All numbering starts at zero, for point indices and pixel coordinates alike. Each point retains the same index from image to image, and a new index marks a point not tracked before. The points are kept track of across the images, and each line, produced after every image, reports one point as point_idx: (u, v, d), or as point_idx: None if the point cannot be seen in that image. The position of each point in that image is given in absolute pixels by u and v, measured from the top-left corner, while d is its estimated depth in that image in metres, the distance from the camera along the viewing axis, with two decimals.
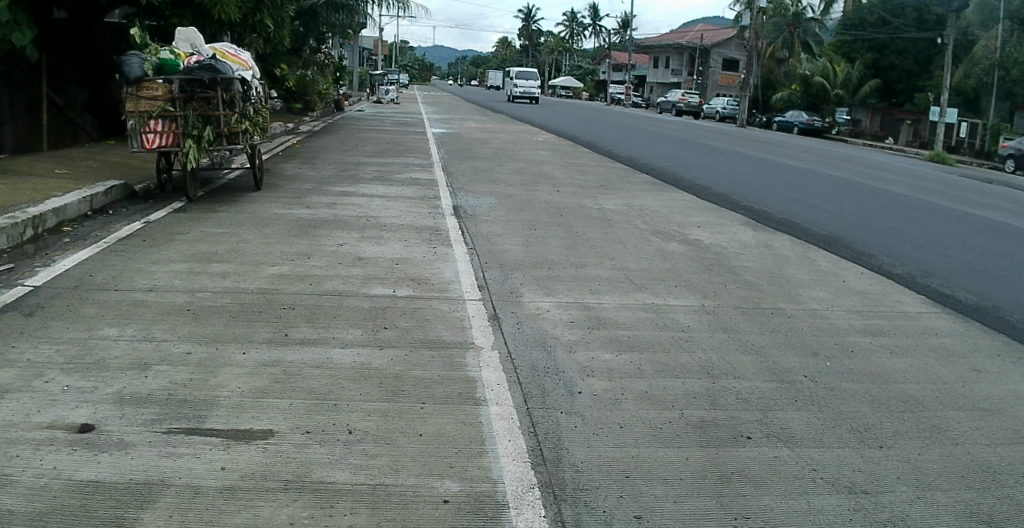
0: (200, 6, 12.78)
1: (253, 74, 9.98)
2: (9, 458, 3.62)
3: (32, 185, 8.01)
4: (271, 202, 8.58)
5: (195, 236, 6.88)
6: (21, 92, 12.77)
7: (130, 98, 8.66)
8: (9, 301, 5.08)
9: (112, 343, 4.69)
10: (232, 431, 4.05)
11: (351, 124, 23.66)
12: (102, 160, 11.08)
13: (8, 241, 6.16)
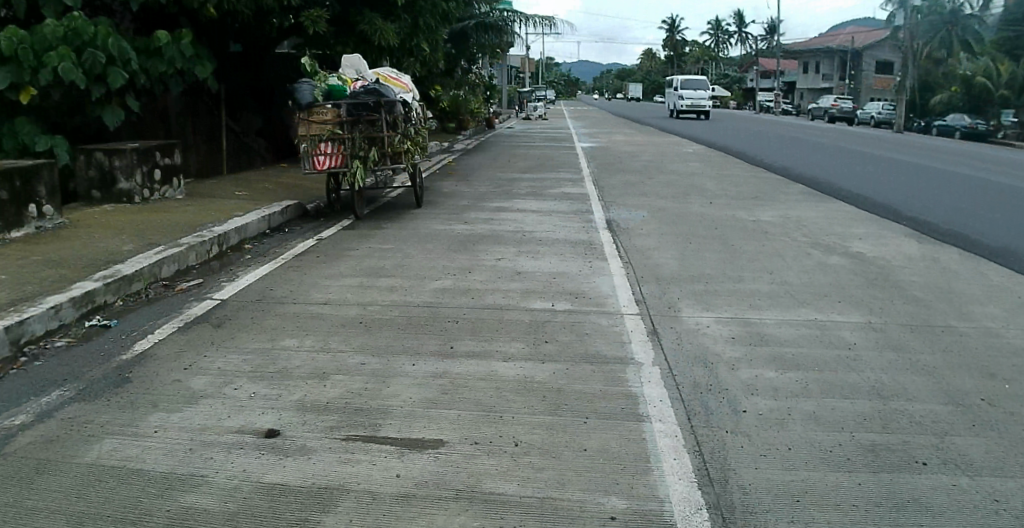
0: (361, 33, 13.45)
1: (412, 95, 10.38)
2: (205, 460, 3.89)
3: (214, 206, 8.66)
4: (427, 219, 8.83)
5: (363, 252, 7.17)
6: (207, 120, 13.60)
7: (302, 122, 9.15)
8: (200, 313, 5.49)
9: (293, 353, 4.92)
10: (405, 440, 4.14)
11: (504, 141, 24.32)
12: (272, 182, 11.85)
13: (197, 258, 6.74)
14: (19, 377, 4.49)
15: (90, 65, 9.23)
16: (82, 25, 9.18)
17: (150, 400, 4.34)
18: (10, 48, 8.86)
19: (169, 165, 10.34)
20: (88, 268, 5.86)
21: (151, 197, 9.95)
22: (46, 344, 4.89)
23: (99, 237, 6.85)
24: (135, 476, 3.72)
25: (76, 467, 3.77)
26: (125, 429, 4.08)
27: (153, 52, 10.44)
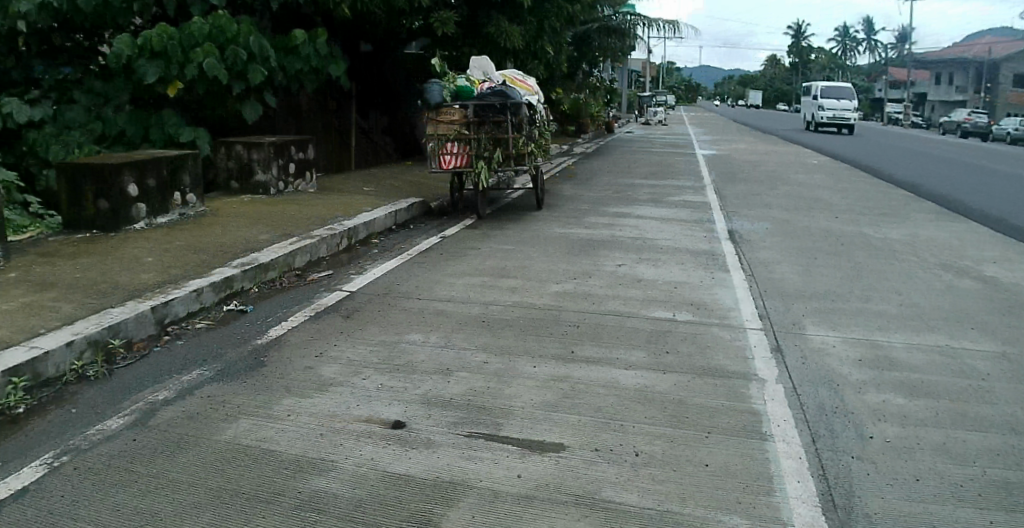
0: (488, 36, 13.61)
1: (537, 98, 10.49)
2: (335, 445, 4.01)
3: (342, 201, 8.92)
4: (547, 222, 8.86)
5: (485, 252, 7.25)
6: (337, 117, 13.95)
7: (430, 123, 9.35)
8: (331, 303, 5.68)
9: (418, 347, 5.01)
10: (527, 442, 4.14)
11: (623, 146, 24.21)
12: (390, 178, 12.13)
13: (327, 250, 7.00)
14: (161, 354, 4.81)
15: (232, 62, 9.79)
16: (226, 23, 9.65)
17: (284, 384, 4.49)
18: (161, 44, 9.41)
19: (303, 160, 10.78)
20: (227, 255, 6.19)
21: (285, 189, 10.35)
22: (187, 325, 5.22)
23: (235, 226, 7.22)
24: (268, 457, 3.88)
25: (215, 444, 3.97)
26: (260, 410, 4.25)
27: (291, 50, 10.84)
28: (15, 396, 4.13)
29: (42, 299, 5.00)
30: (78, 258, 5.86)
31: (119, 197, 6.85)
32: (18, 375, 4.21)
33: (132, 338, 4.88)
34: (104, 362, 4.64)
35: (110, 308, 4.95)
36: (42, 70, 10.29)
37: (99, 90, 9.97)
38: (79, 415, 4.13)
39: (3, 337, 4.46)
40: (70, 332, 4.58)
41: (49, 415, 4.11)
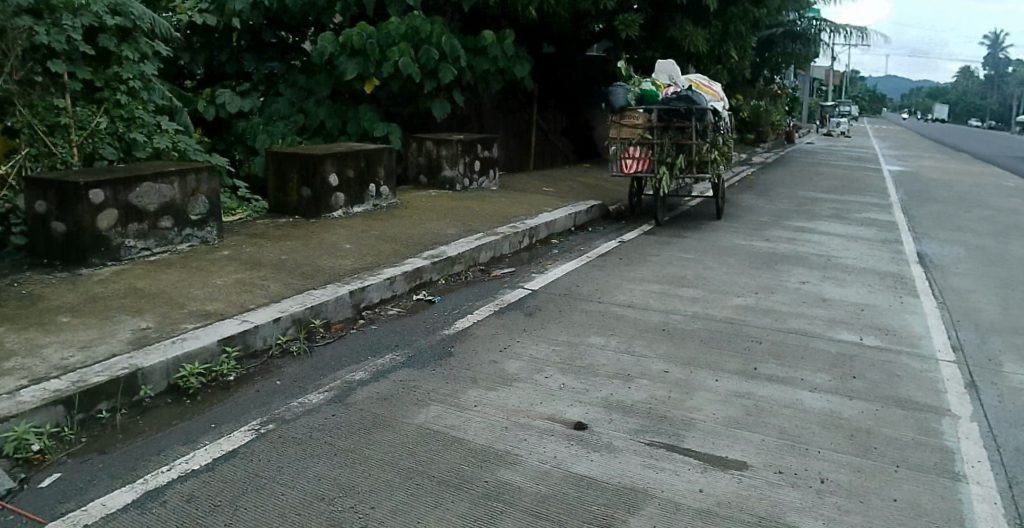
0: (671, 38, 13.30)
1: (721, 105, 9.68)
2: (519, 439, 4.08)
3: (523, 201, 9.04)
4: (727, 233, 8.61)
5: (663, 259, 7.14)
6: (518, 118, 14.06)
7: (613, 125, 9.02)
8: (513, 300, 5.79)
9: (600, 351, 5.01)
10: (709, 456, 4.03)
11: (800, 157, 23.22)
12: (558, 179, 12.12)
13: (510, 247, 7.15)
14: (356, 336, 5.08)
15: (425, 61, 10.11)
16: (420, 24, 10.02)
17: (471, 375, 4.61)
18: (361, 43, 9.91)
19: (487, 157, 10.87)
20: (417, 246, 6.44)
21: (471, 185, 10.53)
22: (380, 311, 5.48)
23: (418, 218, 7.50)
24: (457, 444, 4.00)
25: (407, 427, 4.13)
26: (449, 398, 4.38)
27: (478, 50, 11.11)
28: (228, 364, 4.53)
29: (251, 276, 5.42)
30: (282, 241, 6.30)
31: (320, 184, 7.26)
32: (230, 345, 4.61)
33: (331, 319, 5.19)
34: (305, 339, 4.97)
35: (312, 289, 5.29)
36: (253, 65, 11.02)
37: (302, 85, 10.60)
38: (285, 386, 4.44)
39: (219, 309, 4.88)
40: (278, 310, 4.94)
41: (257, 384, 4.45)
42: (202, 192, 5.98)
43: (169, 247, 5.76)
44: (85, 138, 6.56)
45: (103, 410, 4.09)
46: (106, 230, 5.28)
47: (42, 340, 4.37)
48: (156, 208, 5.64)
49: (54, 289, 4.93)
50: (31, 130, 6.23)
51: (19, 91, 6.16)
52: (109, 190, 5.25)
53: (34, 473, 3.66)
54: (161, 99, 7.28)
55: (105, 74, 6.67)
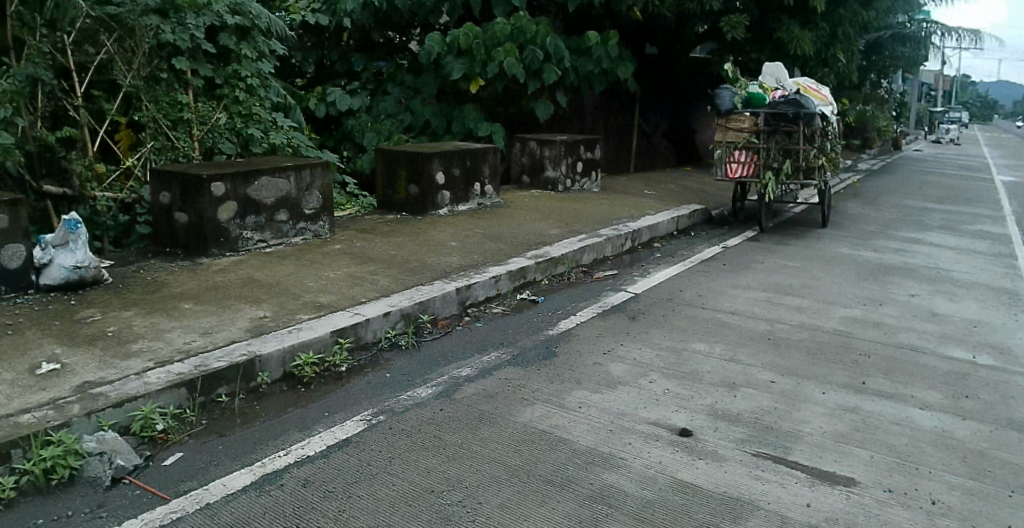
0: (778, 40, 12.90)
1: (832, 110, 9.14)
2: (623, 443, 4.07)
3: (626, 203, 9.00)
4: (831, 242, 8.34)
5: (766, 267, 7.01)
6: (618, 118, 13.79)
7: (718, 128, 8.77)
8: (617, 303, 5.78)
9: (705, 358, 4.96)
10: (815, 470, 3.87)
11: (909, 165, 22.27)
12: (655, 180, 11.89)
13: (612, 249, 7.11)
14: (463, 333, 5.16)
15: (529, 61, 10.17)
16: (527, 24, 10.04)
17: (575, 377, 4.63)
18: (467, 43, 10.01)
19: (590, 159, 10.49)
20: (521, 246, 6.48)
21: (573, 188, 10.20)
22: (484, 308, 5.55)
23: (516, 218, 7.54)
24: (563, 444, 4.02)
25: (513, 425, 4.18)
26: (554, 398, 4.41)
27: (584, 51, 11.02)
28: (340, 355, 4.67)
29: (361, 270, 5.57)
30: (389, 236, 6.47)
31: (428, 182, 7.35)
32: (342, 337, 4.75)
33: (438, 314, 5.28)
34: (413, 334, 5.07)
35: (420, 285, 5.40)
36: (361, 64, 11.22)
37: (409, 84, 10.74)
38: (394, 379, 4.55)
39: (332, 301, 5.03)
40: (388, 304, 5.06)
41: (368, 376, 4.57)
42: (316, 187, 6.18)
43: (284, 239, 5.97)
44: (205, 133, 6.86)
45: (223, 394, 4.28)
46: (225, 222, 5.54)
47: (167, 325, 4.63)
48: (273, 202, 5.86)
49: (176, 276, 5.24)
50: (155, 125, 6.55)
51: (145, 88, 6.51)
52: (230, 183, 5.49)
53: (158, 450, 3.91)
54: (276, 97, 7.66)
55: (226, 71, 7.08)
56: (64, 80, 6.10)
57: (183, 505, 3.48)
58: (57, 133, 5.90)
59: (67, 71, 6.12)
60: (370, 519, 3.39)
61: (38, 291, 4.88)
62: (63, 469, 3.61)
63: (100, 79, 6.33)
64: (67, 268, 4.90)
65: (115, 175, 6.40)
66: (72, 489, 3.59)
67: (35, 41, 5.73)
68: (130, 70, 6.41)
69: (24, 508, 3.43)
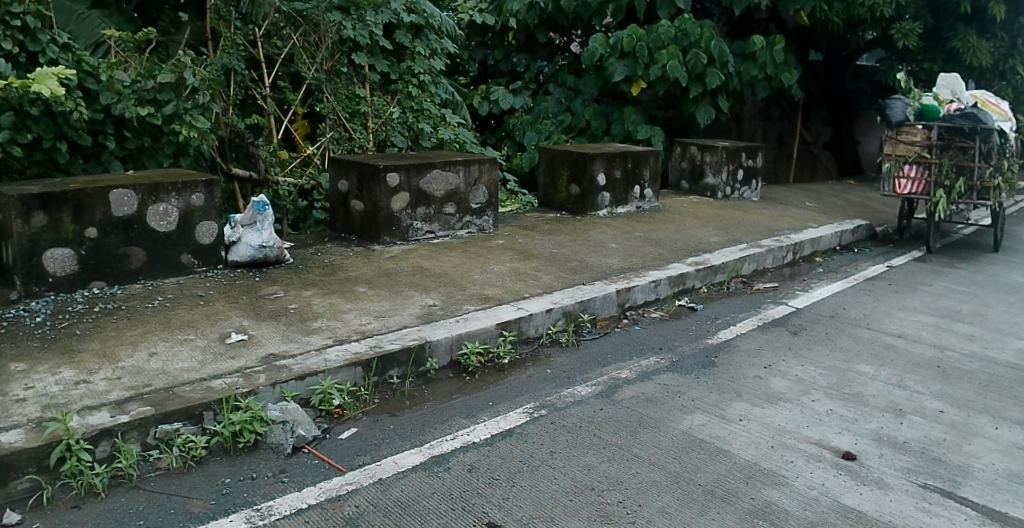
0: (951, 50, 12.23)
1: (1012, 126, 8.52)
2: (785, 460, 3.95)
3: (787, 214, 8.72)
4: (1000, 268, 7.81)
5: (934, 290, 6.67)
6: (778, 125, 13.66)
7: (888, 141, 8.41)
8: (777, 316, 5.67)
9: (870, 381, 4.81)
10: (986, 508, 3.58)
11: None
12: (807, 190, 11.35)
13: (773, 261, 6.93)
14: (623, 334, 5.22)
15: (693, 65, 9.97)
16: (692, 27, 9.86)
17: (736, 388, 4.60)
18: (631, 45, 9.95)
19: (751, 167, 9.84)
20: (680, 252, 6.43)
21: (733, 196, 9.65)
22: (643, 312, 5.57)
23: (666, 222, 7.49)
24: (722, 455, 3.97)
25: (673, 431, 4.18)
26: (714, 408, 4.39)
27: (749, 56, 10.54)
28: (504, 347, 4.81)
29: (523, 266, 5.71)
30: (550, 234, 6.60)
31: (589, 183, 7.41)
32: (507, 329, 4.89)
33: (598, 315, 5.35)
34: (574, 331, 5.17)
35: (582, 285, 5.48)
36: (524, 62, 11.30)
37: (570, 85, 10.82)
38: (556, 374, 4.67)
39: (497, 294, 5.19)
40: (551, 301, 5.17)
41: (529, 370, 4.70)
42: (483, 183, 6.35)
43: (451, 232, 6.20)
44: (379, 126, 7.44)
45: (394, 376, 4.50)
46: (398, 211, 5.84)
47: (344, 306, 4.89)
48: (443, 195, 6.11)
49: (350, 261, 5.56)
50: (334, 116, 7.21)
51: (326, 80, 7.18)
52: (404, 174, 5.79)
53: (334, 424, 4.17)
54: (443, 93, 8.18)
55: (400, 67, 7.64)
56: (254, 70, 6.86)
57: (358, 478, 3.69)
58: (246, 120, 6.69)
59: (257, 61, 6.88)
60: (533, 509, 3.47)
61: (226, 267, 5.36)
62: (250, 434, 3.93)
63: (285, 71, 7.07)
64: (253, 247, 5.34)
65: (296, 162, 7.02)
66: (256, 453, 3.90)
67: (231, 33, 6.50)
68: (313, 63, 7.08)
69: (212, 466, 3.78)
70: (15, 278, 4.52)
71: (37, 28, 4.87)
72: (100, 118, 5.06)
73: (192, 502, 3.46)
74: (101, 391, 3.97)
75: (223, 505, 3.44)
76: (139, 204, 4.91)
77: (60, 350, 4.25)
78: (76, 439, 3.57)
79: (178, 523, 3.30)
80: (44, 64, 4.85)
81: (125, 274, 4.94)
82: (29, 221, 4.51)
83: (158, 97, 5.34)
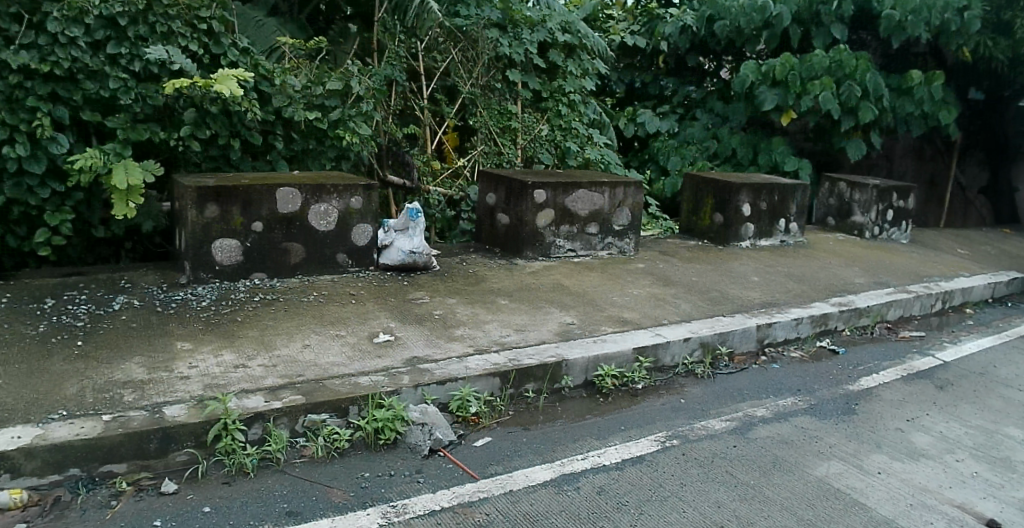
0: None
1: None
2: (921, 519, 3.71)
3: (935, 259, 8.32)
4: None
5: None
6: (929, 166, 13.03)
7: None
8: (922, 367, 5.46)
9: (1020, 445, 4.52)
10: None
11: None
12: (953, 235, 10.69)
13: (921, 309, 6.63)
14: (759, 372, 5.16)
15: (845, 97, 9.46)
16: (847, 58, 9.32)
17: (876, 439, 4.44)
18: (783, 74, 9.45)
19: (902, 209, 9.23)
20: (824, 291, 6.28)
21: (881, 236, 9.14)
22: (783, 350, 5.48)
23: (802, 256, 7.32)
24: (859, 508, 3.75)
25: (808, 477, 4.02)
26: (851, 457, 4.22)
27: (904, 91, 9.93)
28: (640, 372, 4.85)
29: (660, 292, 5.77)
30: (693, 263, 6.64)
31: (732, 213, 7.37)
32: (643, 355, 4.93)
33: (735, 350, 5.31)
34: (710, 364, 5.16)
35: (721, 316, 5.46)
36: (672, 87, 10.89)
37: (719, 112, 10.39)
38: (689, 406, 4.67)
39: (634, 318, 5.27)
40: (689, 330, 5.18)
41: (662, 398, 4.74)
42: (627, 205, 6.47)
43: (592, 251, 6.40)
44: (528, 142, 7.95)
45: (529, 390, 4.60)
46: (542, 227, 6.13)
47: (485, 317, 5.08)
48: (587, 214, 6.32)
49: (492, 274, 5.81)
50: (487, 131, 7.69)
51: (480, 95, 7.68)
52: (551, 191, 6.08)
53: (469, 431, 4.28)
54: (592, 113, 8.59)
55: (552, 86, 8.12)
56: (413, 82, 7.41)
57: (491, 487, 3.78)
58: (404, 129, 7.23)
59: (417, 74, 7.43)
60: None
61: (377, 268, 5.65)
62: (390, 432, 4.07)
63: (442, 84, 7.57)
64: (404, 252, 5.58)
65: (447, 173, 7.51)
66: (395, 451, 4.05)
67: (394, 46, 7.15)
68: (469, 78, 7.61)
69: (353, 459, 3.96)
70: (187, 264, 5.01)
71: (220, 32, 5.49)
72: (271, 119, 5.62)
73: (333, 491, 3.65)
74: (257, 376, 4.22)
75: (362, 498, 3.62)
76: (303, 202, 5.25)
77: (222, 334, 4.58)
78: (232, 419, 3.82)
79: (320, 510, 3.50)
80: (223, 65, 5.47)
81: (284, 268, 5.30)
82: (203, 211, 4.95)
83: (325, 103, 5.84)
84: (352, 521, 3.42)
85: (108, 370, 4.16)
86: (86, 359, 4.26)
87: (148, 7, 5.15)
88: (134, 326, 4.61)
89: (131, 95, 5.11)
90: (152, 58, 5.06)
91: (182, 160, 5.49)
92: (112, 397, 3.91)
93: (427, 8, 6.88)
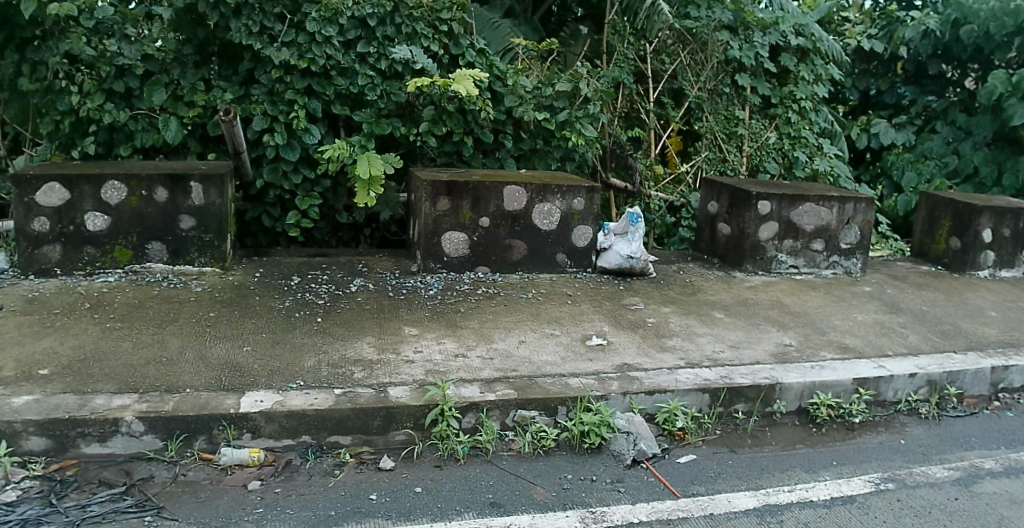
0: None
1: None
2: None
3: None
4: None
5: None
6: None
7: None
8: None
9: None
10: None
11: None
12: None
13: None
14: (991, 418, 4.74)
15: None
16: None
17: None
18: None
19: None
20: None
21: None
22: (1019, 398, 5.00)
23: None
24: None
25: None
26: None
27: None
28: (858, 405, 4.61)
29: (887, 320, 5.50)
30: (923, 289, 6.30)
31: (971, 238, 6.91)
32: (863, 387, 4.68)
33: (965, 391, 4.93)
34: (936, 404, 4.82)
35: (952, 353, 5.08)
36: (909, 96, 10.19)
37: (962, 124, 9.63)
38: (910, 448, 4.33)
39: (857, 346, 5.04)
40: (916, 365, 4.86)
41: (880, 436, 4.45)
42: (856, 222, 6.26)
43: (817, 269, 6.26)
44: (754, 150, 7.87)
45: (739, 411, 4.45)
46: (765, 241, 6.13)
47: (699, 330, 5.02)
48: (814, 230, 6.20)
49: (709, 285, 5.85)
50: (712, 136, 7.75)
51: (707, 99, 7.74)
52: (776, 204, 6.04)
53: (674, 446, 4.18)
54: (823, 122, 8.31)
55: (782, 91, 7.94)
56: (640, 84, 7.64)
57: (690, 507, 3.63)
58: (629, 131, 7.49)
59: (644, 76, 7.63)
60: None
61: (595, 270, 5.79)
62: (595, 437, 4.01)
63: (669, 87, 7.72)
64: (621, 256, 5.70)
65: (669, 178, 7.73)
66: (598, 456, 4.00)
67: (623, 49, 7.44)
68: (697, 81, 7.69)
69: (558, 459, 3.96)
70: (420, 252, 5.44)
71: (460, 34, 6.00)
72: (502, 118, 6.06)
73: (536, 489, 3.68)
74: (475, 367, 4.36)
75: (563, 501, 3.61)
76: (527, 200, 5.48)
77: (444, 323, 4.80)
78: (449, 406, 3.93)
79: (522, 505, 3.55)
80: (462, 65, 5.98)
81: (507, 263, 5.60)
82: (435, 204, 5.34)
83: (554, 104, 6.20)
84: (551, 521, 3.45)
85: (343, 347, 4.44)
86: (323, 334, 4.58)
87: (395, 8, 5.70)
88: (365, 307, 4.94)
89: (377, 91, 5.76)
90: (398, 57, 5.62)
91: (419, 154, 6.03)
92: (344, 373, 4.16)
93: (657, 10, 7.07)
